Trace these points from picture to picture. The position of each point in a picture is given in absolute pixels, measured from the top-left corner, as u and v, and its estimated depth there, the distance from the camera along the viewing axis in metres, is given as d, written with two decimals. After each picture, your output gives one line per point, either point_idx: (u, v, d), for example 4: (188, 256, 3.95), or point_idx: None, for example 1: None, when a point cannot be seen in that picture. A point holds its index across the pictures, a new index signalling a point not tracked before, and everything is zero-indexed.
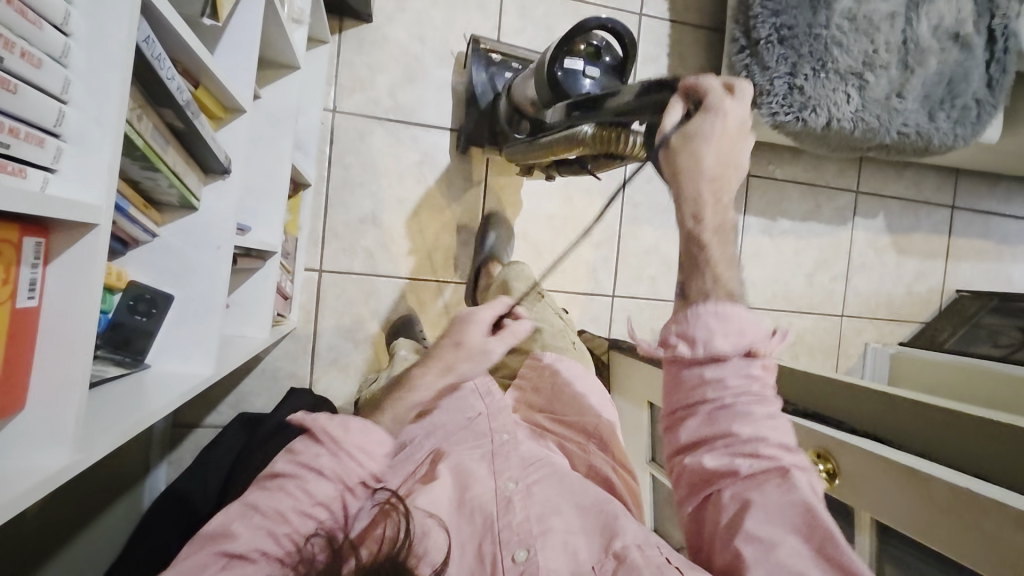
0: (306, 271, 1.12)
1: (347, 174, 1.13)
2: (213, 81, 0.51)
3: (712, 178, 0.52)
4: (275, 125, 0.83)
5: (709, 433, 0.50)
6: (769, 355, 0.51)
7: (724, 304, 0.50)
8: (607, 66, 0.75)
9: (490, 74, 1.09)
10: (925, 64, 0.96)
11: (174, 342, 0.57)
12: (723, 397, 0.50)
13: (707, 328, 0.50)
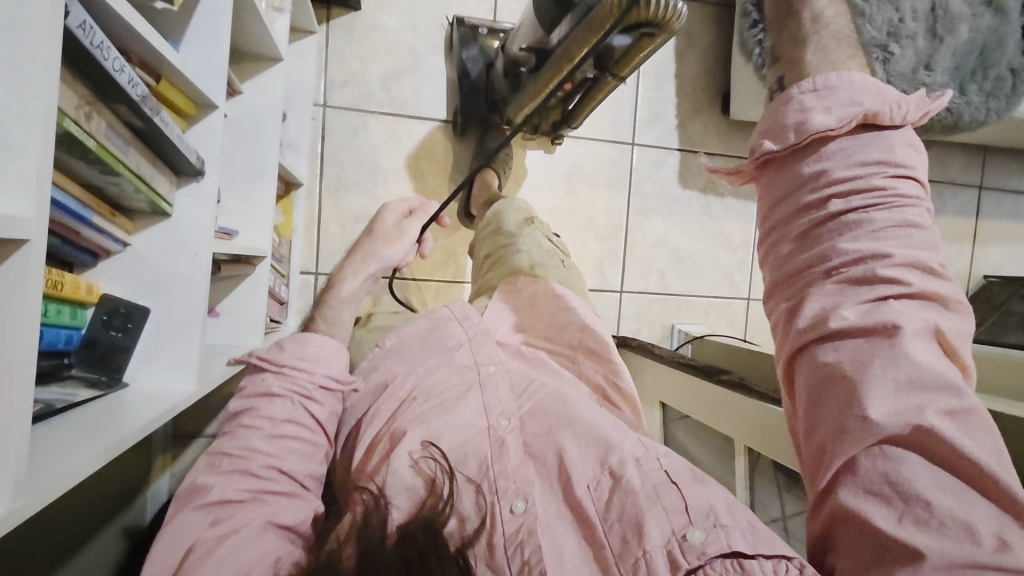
0: (301, 273, 1.08)
1: (341, 173, 1.08)
2: (178, 72, 0.46)
3: None
4: (260, 124, 0.79)
5: (808, 258, 0.39)
6: (902, 121, 0.38)
7: (824, 76, 0.38)
8: None
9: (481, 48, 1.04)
10: (957, 32, 0.88)
11: (152, 358, 0.52)
12: (832, 204, 0.38)
13: (803, 106, 0.38)
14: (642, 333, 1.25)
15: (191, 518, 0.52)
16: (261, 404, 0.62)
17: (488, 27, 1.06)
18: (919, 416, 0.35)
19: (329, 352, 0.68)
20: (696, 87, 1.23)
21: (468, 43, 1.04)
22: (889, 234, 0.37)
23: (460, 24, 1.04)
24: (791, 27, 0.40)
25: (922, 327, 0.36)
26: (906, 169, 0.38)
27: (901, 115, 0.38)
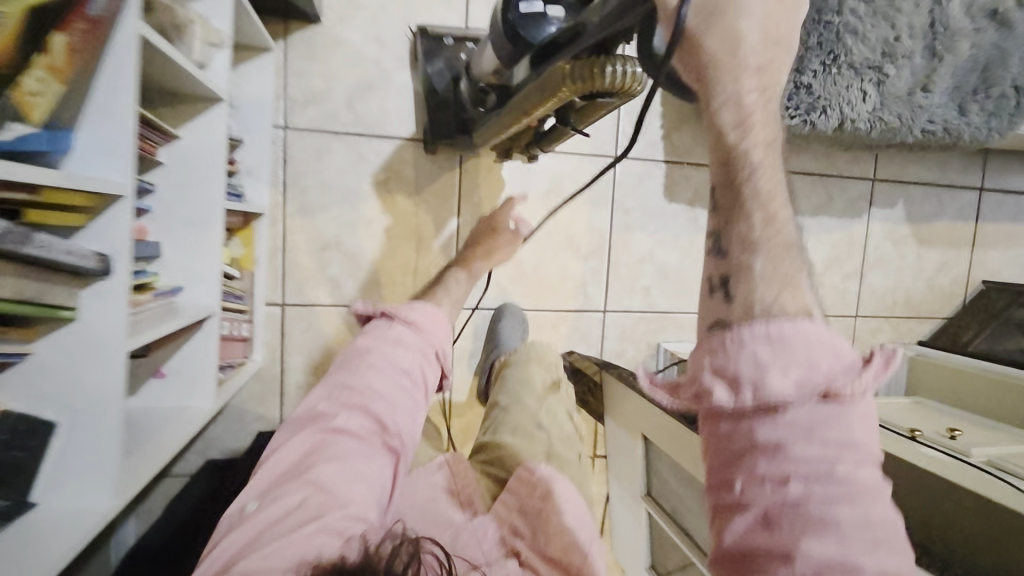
0: (267, 306, 1.03)
1: (305, 200, 1.02)
2: (54, 183, 0.42)
3: (758, 68, 0.33)
4: (200, 169, 0.72)
5: (766, 545, 0.32)
6: (860, 392, 0.33)
7: (777, 324, 0.32)
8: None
9: (447, 60, 0.96)
10: (955, 51, 0.83)
11: (67, 469, 0.49)
12: (790, 486, 0.32)
13: (756, 364, 0.32)
14: (627, 353, 1.21)
15: (300, 443, 0.58)
16: (371, 351, 0.70)
17: (456, 36, 0.98)
18: None
19: (436, 327, 0.77)
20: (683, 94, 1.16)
21: (431, 55, 0.95)
22: (856, 535, 0.31)
23: (422, 35, 0.96)
24: (738, 229, 0.34)
25: None
26: (863, 443, 0.33)
27: (860, 384, 0.33)
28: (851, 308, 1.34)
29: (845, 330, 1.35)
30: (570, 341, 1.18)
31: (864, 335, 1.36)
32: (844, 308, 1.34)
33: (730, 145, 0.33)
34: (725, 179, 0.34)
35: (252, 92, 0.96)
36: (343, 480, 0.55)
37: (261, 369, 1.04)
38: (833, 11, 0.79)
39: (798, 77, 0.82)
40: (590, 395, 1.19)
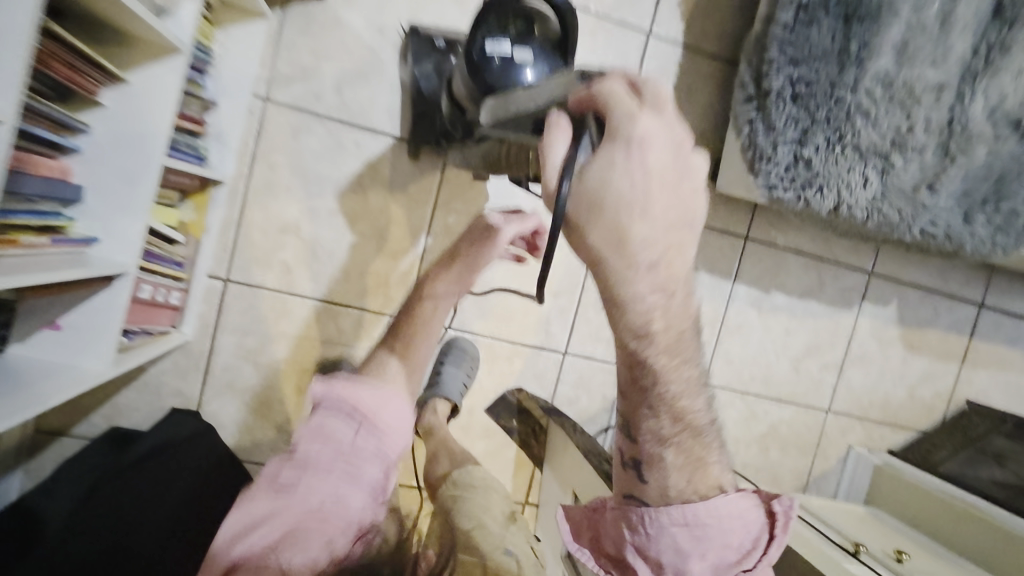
0: (209, 279, 0.98)
1: (273, 175, 0.98)
2: None
3: (648, 264, 0.42)
4: (145, 119, 0.67)
5: None
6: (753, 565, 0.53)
7: (687, 509, 0.51)
8: None
9: (436, 64, 0.92)
10: (970, 154, 0.78)
11: None
12: None
13: (670, 541, 0.51)
14: (580, 403, 1.14)
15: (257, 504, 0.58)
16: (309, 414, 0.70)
17: (448, 38, 0.93)
18: None
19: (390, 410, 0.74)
20: None
21: (421, 55, 0.93)
22: None
23: (413, 33, 0.94)
24: (651, 425, 0.51)
25: None
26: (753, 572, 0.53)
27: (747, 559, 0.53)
28: (824, 401, 1.27)
29: (815, 424, 1.28)
30: (521, 378, 1.11)
31: (834, 433, 1.29)
32: (817, 400, 1.27)
33: (631, 347, 0.47)
34: (630, 365, 0.48)
35: (239, 58, 0.93)
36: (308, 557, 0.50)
37: (189, 343, 0.98)
38: (847, 87, 0.76)
39: (798, 149, 0.78)
40: (533, 438, 1.13)
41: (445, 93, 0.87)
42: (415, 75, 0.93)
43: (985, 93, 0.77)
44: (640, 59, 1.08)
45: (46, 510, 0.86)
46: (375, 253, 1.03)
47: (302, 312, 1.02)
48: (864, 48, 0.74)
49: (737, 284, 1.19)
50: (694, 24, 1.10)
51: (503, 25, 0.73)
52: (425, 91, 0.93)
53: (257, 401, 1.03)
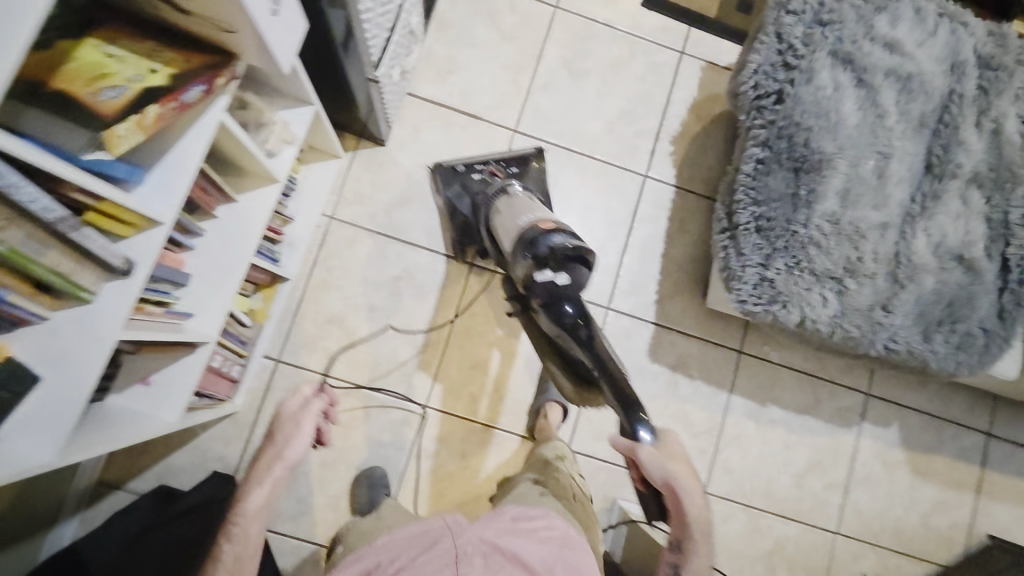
0: (263, 358, 1.15)
1: (328, 277, 1.19)
2: (125, 201, 0.54)
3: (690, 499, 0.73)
4: (247, 224, 0.89)
5: None
6: None
7: None
8: (571, 270, 0.85)
9: (461, 185, 1.20)
10: (918, 282, 0.90)
11: (34, 422, 0.57)
12: None
13: None
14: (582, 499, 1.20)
15: None
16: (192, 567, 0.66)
17: (466, 162, 1.21)
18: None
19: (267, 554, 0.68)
20: (680, 270, 1.29)
21: (448, 182, 1.20)
22: None
23: (437, 166, 1.21)
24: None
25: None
26: None
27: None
28: (831, 522, 1.27)
29: (824, 546, 1.26)
30: None
31: (844, 558, 1.26)
32: (823, 520, 1.26)
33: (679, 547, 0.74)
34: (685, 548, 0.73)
35: (316, 185, 1.18)
36: None
37: (237, 413, 1.13)
38: (801, 223, 0.91)
39: (764, 271, 0.92)
40: None
41: (484, 230, 1.09)
42: (449, 195, 1.20)
43: (924, 231, 0.92)
44: (638, 196, 1.30)
45: (91, 555, 0.93)
46: (404, 345, 1.19)
47: (337, 393, 1.17)
48: (812, 192, 0.91)
49: (734, 396, 1.28)
50: (685, 170, 1.32)
51: (548, 255, 0.85)
52: (460, 206, 1.19)
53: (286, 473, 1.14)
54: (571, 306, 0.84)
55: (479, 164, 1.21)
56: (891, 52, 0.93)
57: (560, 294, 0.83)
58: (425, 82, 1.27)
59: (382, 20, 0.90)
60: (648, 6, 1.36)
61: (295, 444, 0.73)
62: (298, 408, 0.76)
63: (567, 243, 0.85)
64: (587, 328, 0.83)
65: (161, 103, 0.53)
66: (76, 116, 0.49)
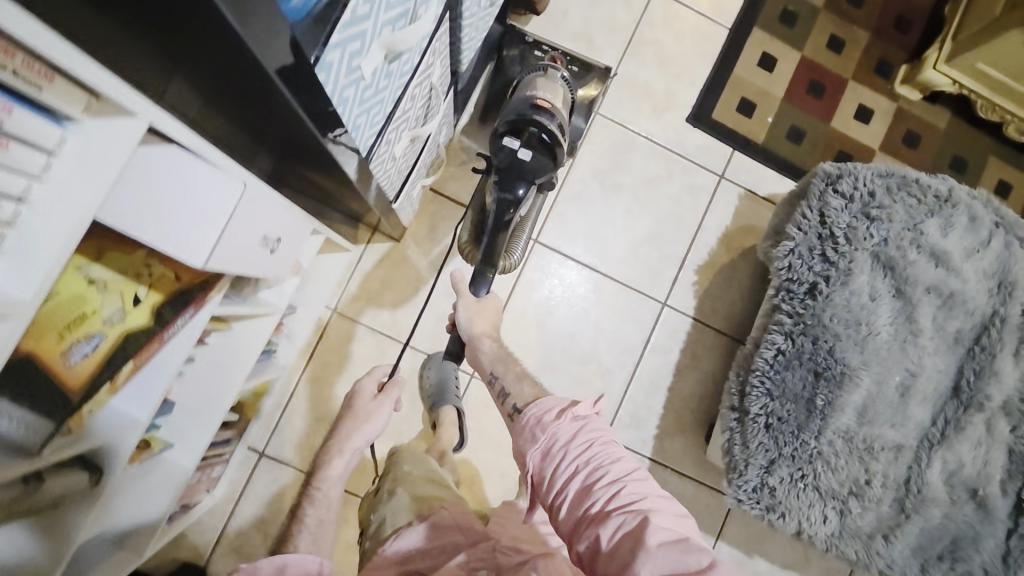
0: (248, 449, 1.14)
1: (324, 372, 1.17)
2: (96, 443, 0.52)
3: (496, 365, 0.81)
4: (236, 357, 0.87)
5: (578, 486, 0.58)
6: (581, 410, 0.63)
7: (568, 419, 0.62)
8: (537, 153, 0.83)
9: (522, 57, 1.06)
10: (925, 514, 0.86)
11: None
12: (579, 484, 0.58)
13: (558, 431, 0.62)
14: None
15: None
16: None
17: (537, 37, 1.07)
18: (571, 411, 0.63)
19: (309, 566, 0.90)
20: (684, 406, 1.25)
21: (512, 52, 1.06)
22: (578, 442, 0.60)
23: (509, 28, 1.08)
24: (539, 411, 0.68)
25: (583, 412, 0.62)
26: (589, 421, 0.62)
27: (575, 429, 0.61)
28: None
29: None
30: None
31: None
32: None
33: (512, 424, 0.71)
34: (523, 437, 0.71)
35: (324, 279, 1.14)
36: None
37: (214, 504, 1.11)
38: (812, 432, 0.87)
39: (766, 474, 0.88)
40: None
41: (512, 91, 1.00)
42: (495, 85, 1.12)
43: (941, 459, 0.87)
44: (652, 324, 1.25)
45: None
46: None
47: None
48: (830, 401, 0.87)
49: (721, 543, 1.24)
50: (706, 301, 1.27)
51: (528, 127, 0.83)
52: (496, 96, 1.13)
53: None
54: (524, 190, 0.83)
55: (544, 46, 1.07)
56: (936, 264, 0.89)
57: (515, 169, 0.82)
58: (450, 178, 1.22)
59: (406, 164, 0.84)
60: (693, 122, 1.28)
61: (363, 427, 0.95)
62: (374, 405, 0.97)
63: (547, 128, 0.84)
64: (505, 204, 0.83)
65: (137, 356, 0.53)
66: (40, 400, 0.47)
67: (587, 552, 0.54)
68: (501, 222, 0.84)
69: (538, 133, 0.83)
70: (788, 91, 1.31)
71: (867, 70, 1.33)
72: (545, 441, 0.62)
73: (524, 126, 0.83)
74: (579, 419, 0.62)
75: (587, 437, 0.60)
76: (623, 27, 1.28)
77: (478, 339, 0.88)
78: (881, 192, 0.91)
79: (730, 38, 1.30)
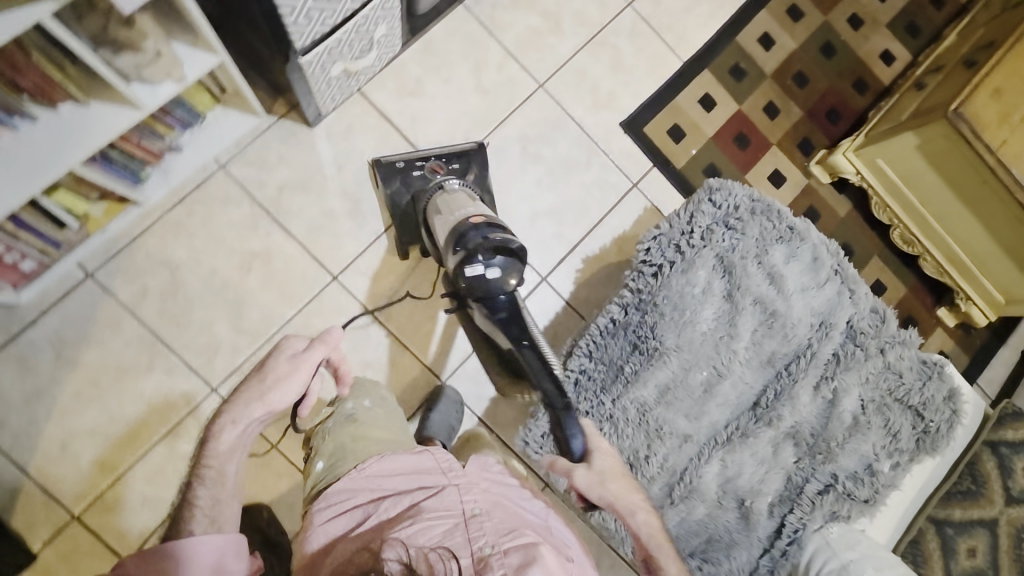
0: (75, 266, 1.08)
1: (186, 220, 1.14)
2: None
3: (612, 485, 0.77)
4: (83, 134, 0.85)
5: None
6: None
7: None
8: (501, 261, 0.85)
9: (404, 182, 1.17)
10: (688, 505, 0.89)
11: None
12: None
13: None
14: None
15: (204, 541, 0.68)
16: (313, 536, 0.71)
17: (404, 158, 1.18)
18: None
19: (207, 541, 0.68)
20: None
21: (385, 180, 1.17)
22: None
23: (376, 163, 1.17)
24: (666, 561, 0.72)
25: None
26: None
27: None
28: None
29: None
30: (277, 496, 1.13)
31: None
32: None
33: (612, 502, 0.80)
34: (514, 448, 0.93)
35: (221, 133, 1.13)
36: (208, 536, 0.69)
37: (18, 305, 1.05)
38: (613, 397, 0.90)
39: None
40: None
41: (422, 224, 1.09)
42: (398, 208, 1.17)
43: (721, 462, 0.91)
44: (525, 293, 1.28)
45: None
46: (223, 321, 1.14)
47: (131, 333, 1.10)
48: (637, 373, 0.90)
49: None
50: (582, 290, 1.30)
51: (473, 246, 0.84)
52: (400, 205, 1.17)
53: (34, 383, 1.06)
54: (502, 296, 0.88)
55: (416, 162, 1.18)
56: (770, 284, 0.95)
57: (489, 288, 0.85)
58: (384, 91, 1.24)
59: (323, 16, 0.88)
60: (625, 127, 1.36)
61: (274, 387, 0.76)
62: (289, 366, 0.77)
63: (491, 237, 0.85)
64: (512, 325, 0.87)
65: None
66: None
67: None
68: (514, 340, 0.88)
69: (482, 246, 0.84)
70: (717, 133, 1.40)
71: (792, 141, 1.44)
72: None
73: (470, 247, 0.84)
74: None
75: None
76: (590, 23, 1.35)
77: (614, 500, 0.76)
78: (746, 207, 0.97)
79: (682, 68, 1.39)
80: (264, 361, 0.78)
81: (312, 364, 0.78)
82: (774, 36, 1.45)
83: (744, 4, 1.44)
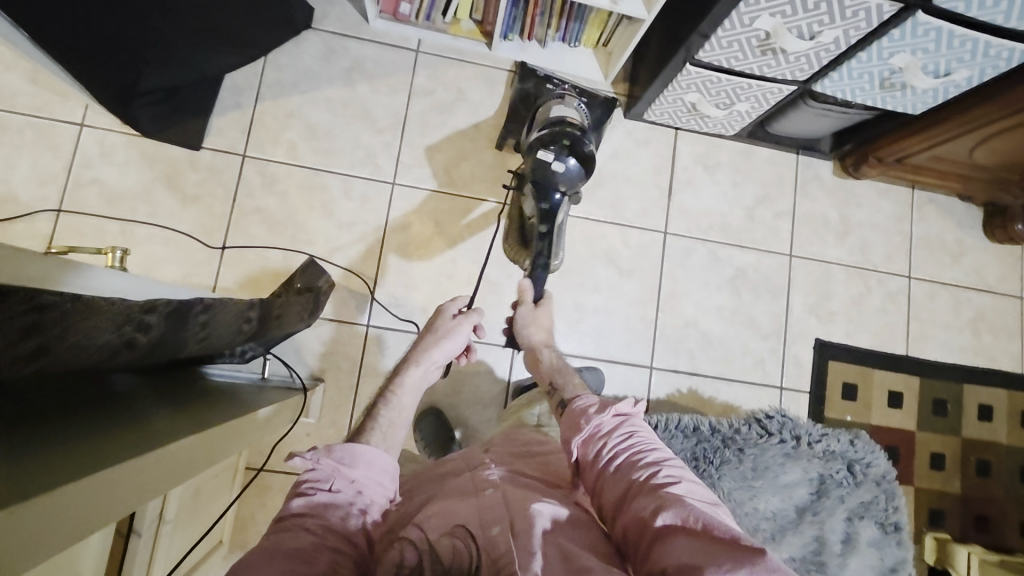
0: (416, 38, 1.30)
1: (498, 83, 1.32)
2: None
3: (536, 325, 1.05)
4: None
5: (641, 496, 0.64)
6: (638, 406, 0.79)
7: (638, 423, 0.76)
8: (576, 157, 1.05)
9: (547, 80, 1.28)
10: None
11: None
12: (633, 465, 0.69)
13: (657, 461, 0.69)
14: (318, 344, 1.20)
15: (355, 470, 0.70)
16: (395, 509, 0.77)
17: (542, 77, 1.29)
18: (656, 460, 0.69)
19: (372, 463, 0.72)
20: None
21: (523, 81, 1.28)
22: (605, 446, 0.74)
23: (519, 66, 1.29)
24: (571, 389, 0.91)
25: (682, 477, 0.66)
26: (637, 431, 0.75)
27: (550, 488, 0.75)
28: None
29: None
30: (343, 283, 1.21)
31: None
32: None
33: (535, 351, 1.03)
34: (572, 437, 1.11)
35: (575, 62, 1.33)
36: (360, 475, 0.70)
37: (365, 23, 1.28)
38: None
39: None
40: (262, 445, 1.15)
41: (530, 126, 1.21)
42: (515, 97, 1.29)
43: None
44: (628, 361, 1.29)
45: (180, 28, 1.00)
46: (446, 156, 1.28)
47: (395, 102, 1.28)
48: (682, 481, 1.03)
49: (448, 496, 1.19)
50: (666, 406, 1.29)
51: (554, 141, 1.06)
52: (522, 105, 1.28)
53: (319, 68, 1.26)
54: (559, 194, 1.05)
55: (551, 83, 1.28)
56: (840, 539, 0.99)
57: (547, 178, 1.04)
58: (690, 147, 1.37)
59: (736, 52, 1.01)
60: (817, 344, 1.35)
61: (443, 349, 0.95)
62: (453, 325, 0.98)
63: (585, 144, 1.07)
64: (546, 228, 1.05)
65: None
66: None
67: (637, 483, 0.67)
68: (544, 227, 1.05)
69: (563, 141, 1.05)
70: (877, 427, 1.35)
71: (930, 501, 1.34)
72: (588, 430, 0.77)
73: (552, 137, 1.07)
74: (630, 423, 0.76)
75: (626, 429, 0.75)
76: (867, 258, 1.40)
77: (536, 344, 1.04)
78: (875, 474, 1.03)
79: (900, 357, 1.37)
80: (434, 325, 0.99)
81: (467, 321, 0.99)
82: (995, 415, 1.39)
83: (994, 370, 1.41)
